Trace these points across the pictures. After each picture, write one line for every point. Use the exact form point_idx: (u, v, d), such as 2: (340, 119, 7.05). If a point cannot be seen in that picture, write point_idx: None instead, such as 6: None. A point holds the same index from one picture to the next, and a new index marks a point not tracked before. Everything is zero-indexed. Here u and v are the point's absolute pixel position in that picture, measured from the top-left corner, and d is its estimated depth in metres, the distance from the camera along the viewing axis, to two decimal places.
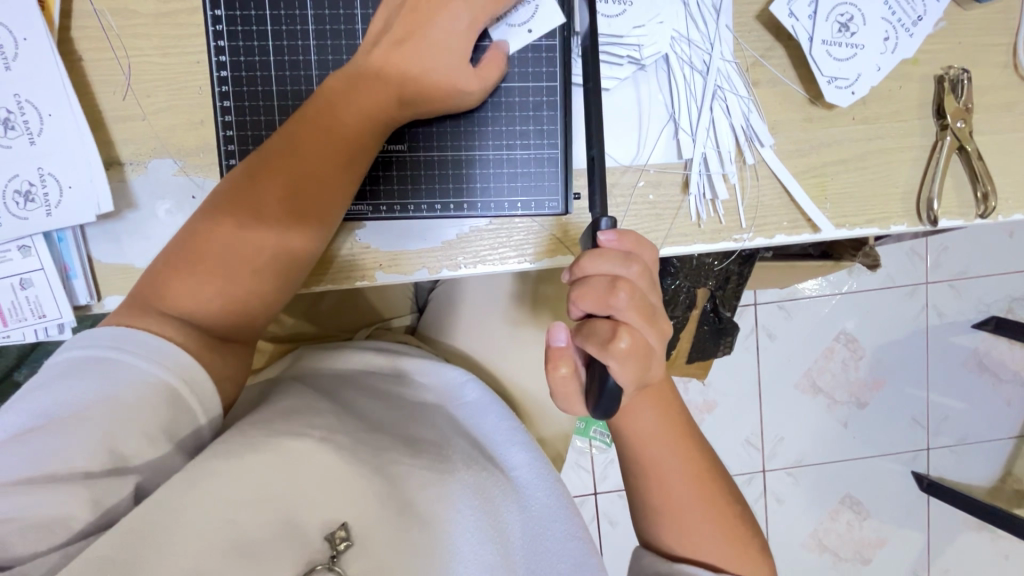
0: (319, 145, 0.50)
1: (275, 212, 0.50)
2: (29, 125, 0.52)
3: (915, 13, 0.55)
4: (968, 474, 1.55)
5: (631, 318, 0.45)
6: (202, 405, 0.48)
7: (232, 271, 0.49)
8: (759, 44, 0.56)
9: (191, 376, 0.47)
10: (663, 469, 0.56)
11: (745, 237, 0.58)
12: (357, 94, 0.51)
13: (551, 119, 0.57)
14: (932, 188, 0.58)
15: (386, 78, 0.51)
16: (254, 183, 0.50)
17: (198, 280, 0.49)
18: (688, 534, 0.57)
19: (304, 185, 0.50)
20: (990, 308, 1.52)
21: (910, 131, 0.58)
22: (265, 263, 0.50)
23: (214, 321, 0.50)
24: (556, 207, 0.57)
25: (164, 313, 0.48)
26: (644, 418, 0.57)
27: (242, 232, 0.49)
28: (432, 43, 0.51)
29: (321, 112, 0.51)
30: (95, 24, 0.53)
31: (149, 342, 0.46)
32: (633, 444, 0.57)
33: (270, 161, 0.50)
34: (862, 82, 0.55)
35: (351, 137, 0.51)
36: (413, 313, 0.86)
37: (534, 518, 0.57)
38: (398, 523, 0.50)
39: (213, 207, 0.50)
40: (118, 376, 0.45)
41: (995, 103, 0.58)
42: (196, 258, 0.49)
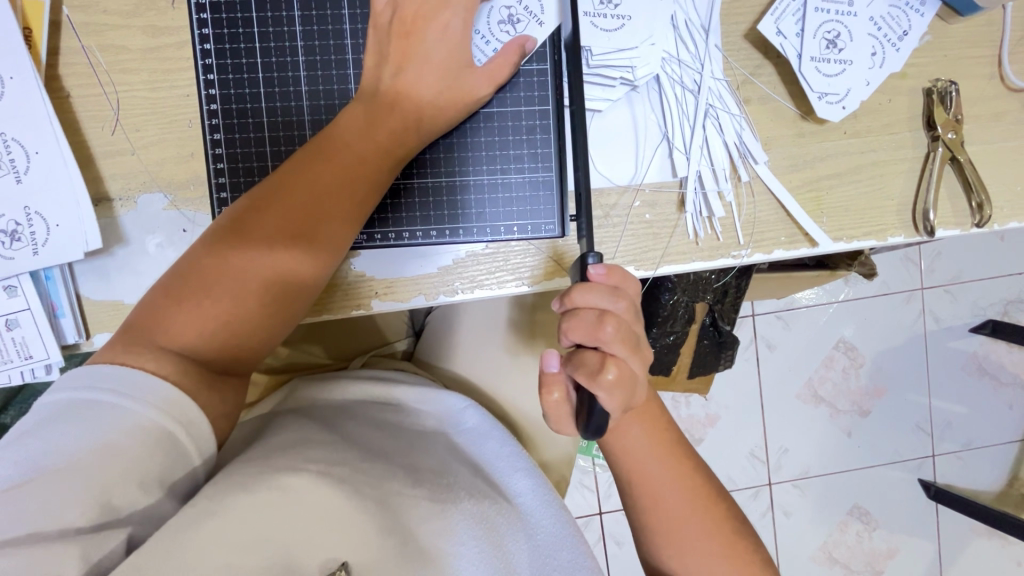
0: (329, 175, 0.50)
1: (283, 241, 0.49)
2: (15, 163, 0.51)
3: (900, 28, 0.56)
4: (974, 480, 1.55)
5: (619, 355, 0.45)
6: (198, 450, 0.46)
7: (234, 302, 0.48)
8: (748, 62, 0.57)
9: (187, 418, 0.45)
10: (660, 488, 0.55)
11: (743, 253, 0.58)
12: (366, 124, 0.51)
13: (545, 142, 0.56)
14: (927, 199, 0.58)
15: (398, 106, 0.51)
16: (260, 215, 0.49)
17: (200, 315, 0.48)
18: (688, 555, 0.55)
19: (311, 212, 0.49)
20: (986, 312, 1.52)
21: (902, 144, 0.58)
22: (268, 296, 0.49)
23: (212, 355, 0.48)
24: (553, 230, 0.57)
25: (163, 350, 0.46)
26: (635, 437, 0.56)
27: (248, 265, 0.48)
28: (428, 65, 0.51)
29: (330, 143, 0.50)
30: (82, 60, 0.52)
31: (146, 384, 0.44)
32: (629, 467, 0.56)
33: (274, 194, 0.49)
34: (852, 96, 0.56)
35: (361, 166, 0.50)
36: (409, 338, 0.85)
37: (542, 548, 0.56)
38: (400, 560, 0.48)
39: (217, 239, 0.49)
40: (109, 420, 0.43)
41: (985, 113, 0.58)
42: (195, 290, 0.48)
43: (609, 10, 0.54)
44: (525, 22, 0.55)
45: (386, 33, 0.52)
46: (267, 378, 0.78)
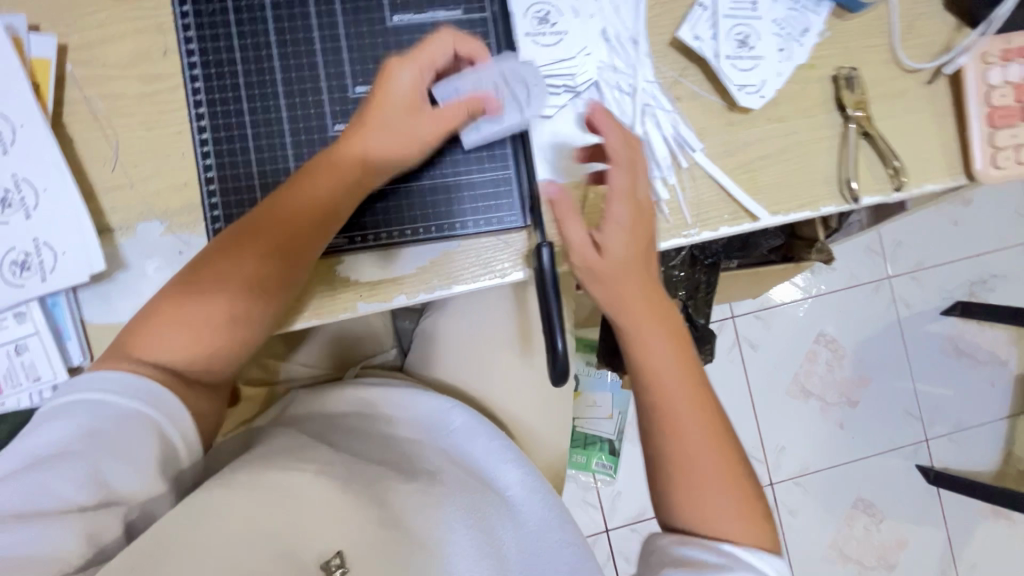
0: (297, 203, 0.53)
1: (260, 271, 0.52)
2: (25, 200, 0.56)
3: (801, 26, 0.64)
4: (969, 460, 1.57)
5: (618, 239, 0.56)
6: (190, 450, 0.50)
7: (210, 323, 0.51)
8: (675, 65, 0.64)
9: (181, 423, 0.49)
10: (679, 411, 0.55)
11: (691, 232, 0.64)
12: (333, 157, 0.55)
13: (501, 144, 0.62)
14: (848, 170, 0.65)
15: (361, 136, 0.55)
16: (234, 241, 0.53)
17: (176, 329, 0.50)
18: (699, 503, 0.53)
19: (278, 240, 0.53)
20: (953, 294, 1.59)
21: (821, 125, 0.65)
22: (234, 314, 0.52)
23: (188, 369, 0.51)
24: (516, 221, 0.62)
25: (139, 360, 0.49)
26: (658, 353, 0.56)
27: (217, 285, 0.51)
28: (393, 100, 0.55)
29: (301, 176, 0.55)
30: (85, 108, 0.59)
31: (138, 385, 0.47)
32: (652, 380, 0.56)
33: (249, 222, 0.53)
34: (767, 86, 0.64)
35: (327, 199, 0.54)
36: (396, 349, 0.84)
37: (530, 533, 0.57)
38: (389, 545, 0.50)
39: (196, 262, 0.53)
40: (99, 412, 0.46)
41: (888, 93, 0.66)
42: (170, 311, 0.51)
43: (547, 29, 0.62)
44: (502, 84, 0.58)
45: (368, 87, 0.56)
46: (258, 391, 0.77)
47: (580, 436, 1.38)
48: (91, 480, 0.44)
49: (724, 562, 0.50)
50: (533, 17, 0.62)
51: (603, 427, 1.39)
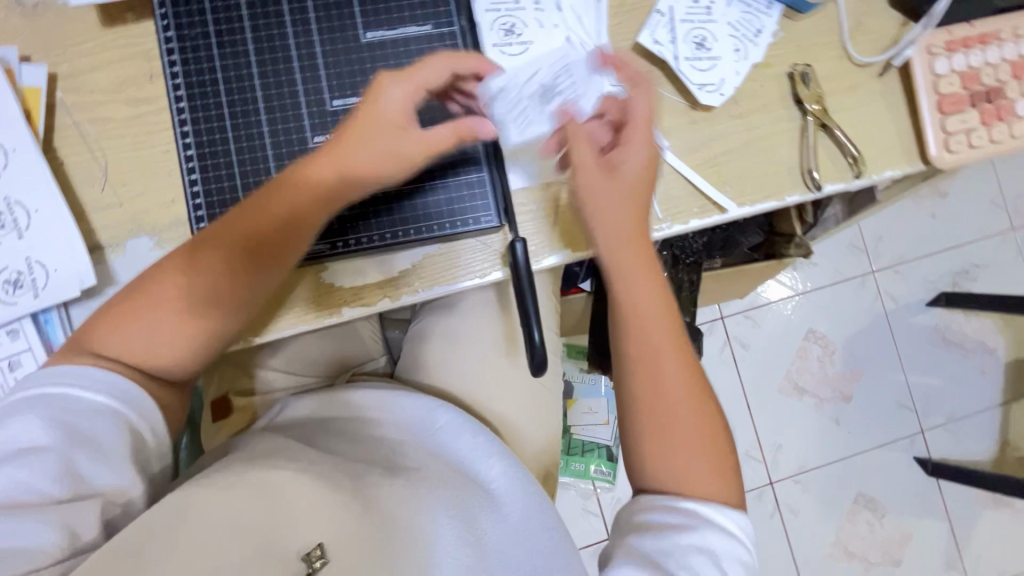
0: (268, 215, 0.54)
1: (221, 282, 0.54)
2: (18, 221, 0.59)
3: (754, 28, 0.68)
4: (966, 450, 1.58)
5: (631, 155, 0.58)
6: (156, 440, 0.53)
7: (172, 326, 0.53)
8: (637, 69, 0.68)
9: (148, 413, 0.52)
10: (657, 358, 0.57)
11: (663, 226, 0.66)
12: (309, 171, 0.55)
13: (474, 148, 0.64)
14: (809, 161, 0.68)
15: (339, 153, 0.55)
16: (204, 245, 0.54)
17: (140, 327, 0.52)
18: (670, 452, 0.55)
19: (245, 248, 0.54)
20: (937, 285, 1.61)
21: (780, 119, 0.69)
22: (197, 318, 0.53)
23: (148, 366, 0.52)
24: (491, 221, 0.63)
25: (104, 356, 0.51)
26: (640, 301, 0.58)
27: (183, 288, 0.53)
28: (376, 118, 0.55)
29: (276, 187, 0.55)
30: (74, 132, 0.61)
31: (104, 382, 0.50)
32: (634, 327, 0.58)
33: (220, 227, 0.55)
34: (726, 84, 0.67)
35: (298, 211, 0.55)
36: (386, 357, 0.87)
37: (505, 519, 0.58)
38: (371, 537, 0.51)
39: (166, 259, 0.54)
40: (67, 407, 0.48)
41: (842, 87, 0.70)
42: (136, 307, 0.52)
43: (513, 39, 0.65)
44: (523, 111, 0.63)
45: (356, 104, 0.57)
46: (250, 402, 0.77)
47: (577, 444, 1.39)
48: (62, 473, 0.47)
49: (685, 521, 0.52)
50: (499, 29, 0.65)
51: (600, 433, 1.38)
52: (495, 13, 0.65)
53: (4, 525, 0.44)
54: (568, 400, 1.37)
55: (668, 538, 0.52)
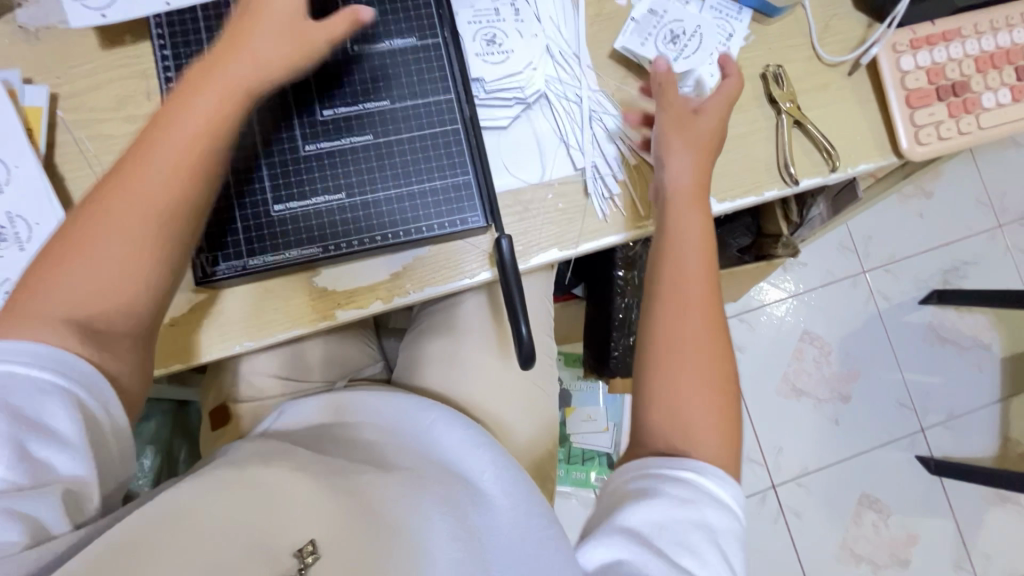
0: (177, 123, 0.52)
1: (156, 204, 0.52)
2: (19, 234, 0.60)
3: (726, 31, 0.71)
4: (968, 446, 1.57)
5: (710, 103, 0.65)
6: (115, 428, 0.51)
7: (115, 265, 0.51)
8: (615, 75, 0.70)
9: (104, 396, 0.50)
10: (692, 317, 0.60)
11: (647, 224, 0.68)
12: (207, 69, 0.54)
13: (461, 152, 0.65)
14: (785, 157, 0.70)
15: (234, 50, 0.54)
16: (118, 170, 0.52)
17: (73, 274, 0.50)
18: (683, 406, 0.58)
19: (161, 161, 0.52)
20: (928, 283, 1.63)
21: (756, 118, 0.71)
22: (136, 246, 0.51)
23: (101, 315, 0.50)
24: (479, 222, 0.64)
25: (38, 312, 0.48)
26: (687, 257, 0.61)
27: (111, 220, 0.51)
28: (266, 12, 0.55)
29: (177, 95, 0.53)
30: (75, 149, 0.64)
31: (46, 349, 0.47)
32: (673, 277, 0.61)
33: (132, 152, 0.53)
34: (701, 85, 0.70)
35: (205, 113, 0.53)
36: (381, 362, 0.88)
37: (501, 517, 0.56)
38: (364, 532, 0.52)
39: (86, 200, 0.52)
40: (17, 391, 0.45)
41: (814, 86, 0.72)
42: (65, 255, 0.50)
43: (495, 49, 0.68)
44: (513, 100, 0.68)
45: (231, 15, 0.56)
46: (248, 409, 0.78)
47: (577, 452, 1.39)
48: (12, 456, 0.44)
49: (687, 496, 0.52)
50: (482, 39, 0.68)
51: (600, 441, 1.37)
52: (477, 25, 0.68)
53: None
54: (567, 407, 1.38)
55: (661, 508, 0.52)
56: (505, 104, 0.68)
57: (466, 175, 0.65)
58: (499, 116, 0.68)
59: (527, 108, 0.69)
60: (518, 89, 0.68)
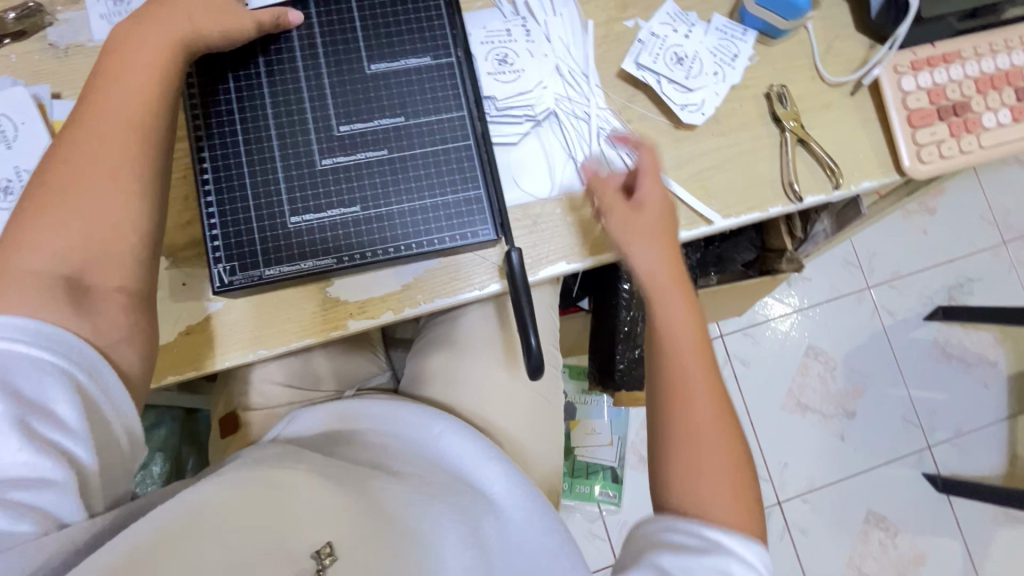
0: (124, 75, 0.55)
1: (119, 158, 0.53)
2: None
3: (731, 53, 0.73)
4: (975, 464, 1.56)
5: (644, 183, 0.64)
6: (116, 413, 0.50)
7: (87, 222, 0.52)
8: (623, 93, 0.72)
9: (103, 378, 0.49)
10: (692, 387, 0.58)
11: None
12: (142, 24, 0.57)
13: (472, 167, 0.66)
14: (789, 174, 0.71)
15: (168, 7, 0.58)
16: (76, 127, 0.54)
17: (50, 229, 0.51)
18: (698, 485, 0.55)
19: (117, 110, 0.54)
20: (933, 299, 1.63)
21: (760, 136, 0.73)
22: (110, 192, 0.53)
23: (82, 271, 0.51)
24: (488, 234, 0.66)
25: (25, 271, 0.49)
26: (680, 331, 0.60)
27: (78, 170, 0.52)
28: None
29: (115, 50, 0.56)
30: None
31: (45, 326, 0.47)
32: (667, 352, 0.60)
33: (83, 109, 0.54)
34: (707, 105, 0.72)
35: (151, 62, 0.56)
36: (389, 372, 0.89)
37: (514, 526, 0.58)
38: (379, 536, 0.52)
39: (46, 161, 0.54)
40: (24, 375, 0.45)
41: (817, 106, 0.74)
42: (37, 213, 0.51)
43: (507, 68, 0.70)
44: (522, 118, 0.70)
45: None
46: (258, 416, 0.79)
47: (582, 465, 1.38)
48: (15, 436, 0.43)
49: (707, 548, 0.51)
50: (494, 59, 0.70)
51: (604, 454, 1.39)
52: (490, 45, 0.71)
53: None
54: (571, 420, 1.38)
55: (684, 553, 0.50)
56: (516, 121, 0.70)
57: (478, 189, 0.66)
58: (509, 132, 0.70)
59: (537, 124, 0.71)
60: (527, 106, 0.70)
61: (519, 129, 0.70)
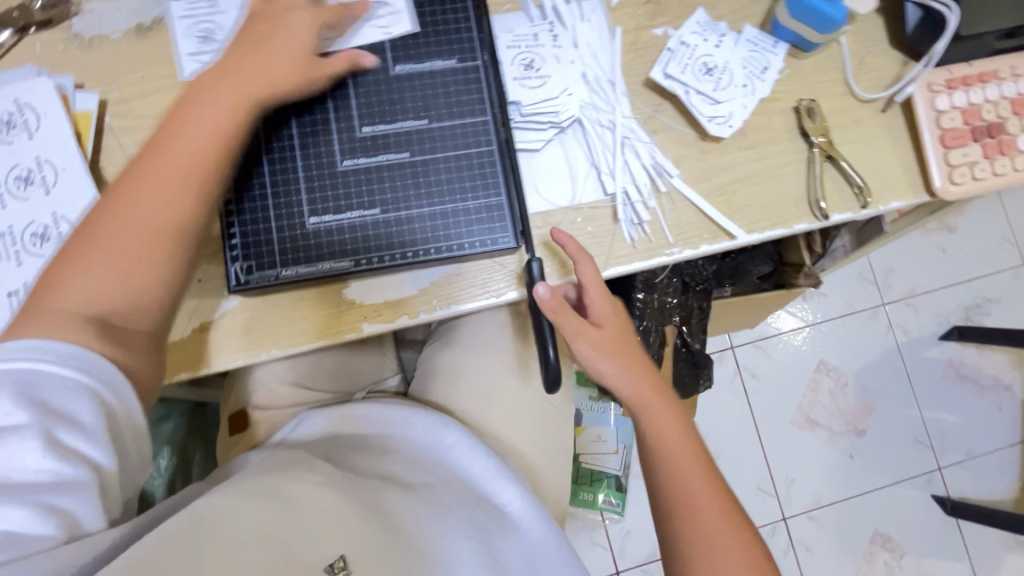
0: (190, 130, 0.55)
1: (170, 204, 0.54)
2: (62, 235, 0.62)
3: (761, 65, 0.72)
4: (986, 489, 1.54)
5: (594, 299, 0.64)
6: (132, 423, 0.50)
7: (129, 270, 0.52)
8: (649, 102, 0.71)
9: (122, 390, 0.49)
10: (689, 480, 0.62)
11: (674, 250, 0.68)
12: (219, 82, 0.57)
13: (494, 173, 0.66)
14: (816, 191, 0.70)
15: (247, 68, 0.58)
16: (133, 176, 0.54)
17: (89, 275, 0.51)
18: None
19: (175, 166, 0.54)
20: (949, 319, 1.60)
21: (788, 151, 0.71)
22: (150, 249, 0.53)
23: (114, 312, 0.51)
24: (508, 242, 0.65)
25: (58, 310, 0.49)
26: (669, 426, 0.65)
27: (125, 223, 0.52)
28: (278, 38, 0.59)
29: (189, 105, 0.57)
30: (120, 153, 0.66)
31: (66, 346, 0.46)
32: (659, 457, 0.63)
33: (145, 159, 0.55)
34: (735, 117, 0.70)
35: (219, 123, 0.56)
36: (399, 375, 0.89)
37: (528, 548, 0.59)
38: (393, 551, 0.52)
39: (100, 205, 0.54)
40: (45, 386, 0.45)
41: (847, 122, 0.72)
42: (81, 257, 0.51)
43: (533, 74, 0.69)
44: (547, 124, 0.69)
45: (236, 43, 0.60)
46: (267, 416, 0.78)
47: (587, 472, 1.37)
48: (38, 445, 0.43)
49: None
50: (520, 64, 0.69)
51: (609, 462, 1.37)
52: (516, 50, 0.70)
53: None
54: (578, 427, 1.35)
55: None
56: (540, 127, 0.69)
57: (500, 196, 0.66)
58: (533, 137, 0.69)
59: (561, 131, 0.69)
60: (551, 112, 0.69)
61: (542, 135, 0.69)
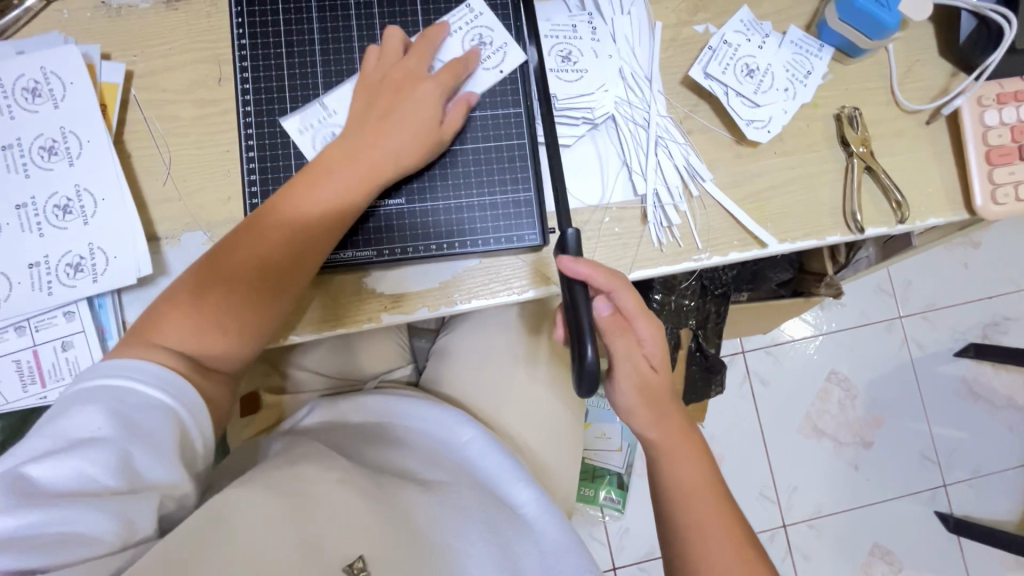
0: (304, 204, 0.57)
1: (273, 274, 0.56)
2: (84, 208, 0.61)
3: (804, 69, 0.69)
4: (990, 508, 1.52)
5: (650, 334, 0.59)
6: (203, 441, 0.54)
7: (229, 330, 0.56)
8: (685, 102, 0.69)
9: (201, 419, 0.53)
10: (707, 529, 0.57)
11: (702, 256, 0.67)
12: (342, 158, 0.58)
13: (524, 168, 0.65)
14: (852, 203, 0.68)
15: (370, 146, 0.58)
16: (245, 237, 0.56)
17: (194, 329, 0.55)
18: None
19: (287, 239, 0.56)
20: (966, 335, 1.58)
21: (825, 159, 0.69)
22: (250, 316, 0.56)
23: (207, 359, 0.56)
24: (533, 239, 0.64)
25: (160, 351, 0.53)
26: (687, 472, 0.60)
27: (231, 286, 0.55)
28: (405, 116, 0.59)
29: (310, 174, 0.57)
30: (144, 127, 0.64)
31: (159, 372, 0.51)
32: (678, 506, 0.58)
33: (257, 221, 0.56)
34: (774, 122, 0.68)
35: (332, 201, 0.57)
36: (410, 364, 0.86)
37: (546, 558, 0.57)
38: (408, 551, 0.51)
39: (210, 256, 0.56)
40: (134, 402, 0.49)
41: (888, 132, 0.70)
42: (187, 307, 0.55)
43: (570, 66, 0.67)
44: (580, 119, 0.67)
45: (363, 112, 0.60)
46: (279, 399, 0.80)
47: (590, 468, 1.37)
48: (119, 454, 0.47)
49: None
50: (557, 55, 0.67)
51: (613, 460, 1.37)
52: (554, 40, 0.68)
53: (63, 512, 0.44)
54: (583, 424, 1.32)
55: None
56: (572, 123, 0.67)
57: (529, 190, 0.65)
58: (564, 132, 0.67)
59: (594, 127, 0.68)
60: (585, 107, 0.67)
61: (574, 131, 0.68)
